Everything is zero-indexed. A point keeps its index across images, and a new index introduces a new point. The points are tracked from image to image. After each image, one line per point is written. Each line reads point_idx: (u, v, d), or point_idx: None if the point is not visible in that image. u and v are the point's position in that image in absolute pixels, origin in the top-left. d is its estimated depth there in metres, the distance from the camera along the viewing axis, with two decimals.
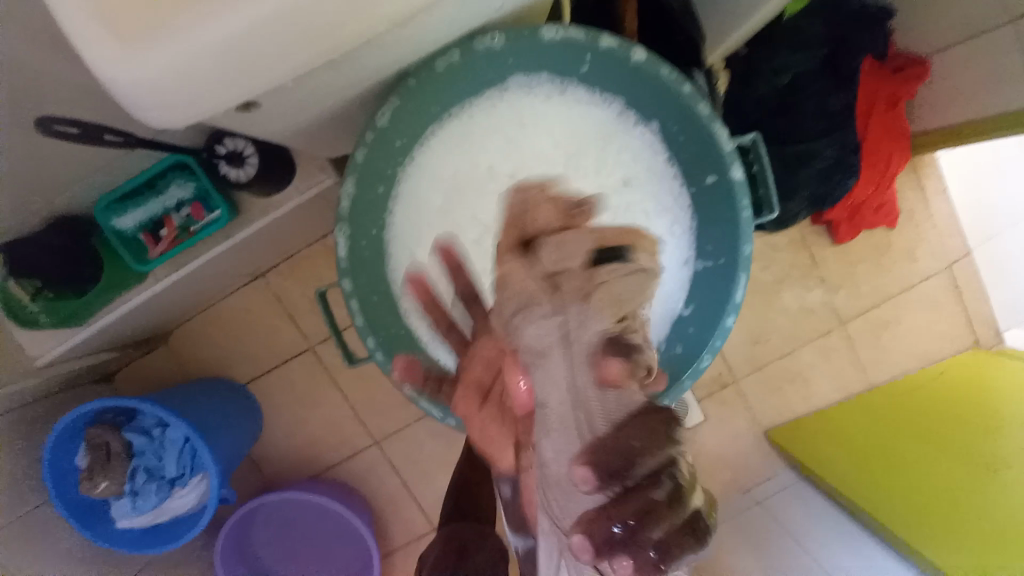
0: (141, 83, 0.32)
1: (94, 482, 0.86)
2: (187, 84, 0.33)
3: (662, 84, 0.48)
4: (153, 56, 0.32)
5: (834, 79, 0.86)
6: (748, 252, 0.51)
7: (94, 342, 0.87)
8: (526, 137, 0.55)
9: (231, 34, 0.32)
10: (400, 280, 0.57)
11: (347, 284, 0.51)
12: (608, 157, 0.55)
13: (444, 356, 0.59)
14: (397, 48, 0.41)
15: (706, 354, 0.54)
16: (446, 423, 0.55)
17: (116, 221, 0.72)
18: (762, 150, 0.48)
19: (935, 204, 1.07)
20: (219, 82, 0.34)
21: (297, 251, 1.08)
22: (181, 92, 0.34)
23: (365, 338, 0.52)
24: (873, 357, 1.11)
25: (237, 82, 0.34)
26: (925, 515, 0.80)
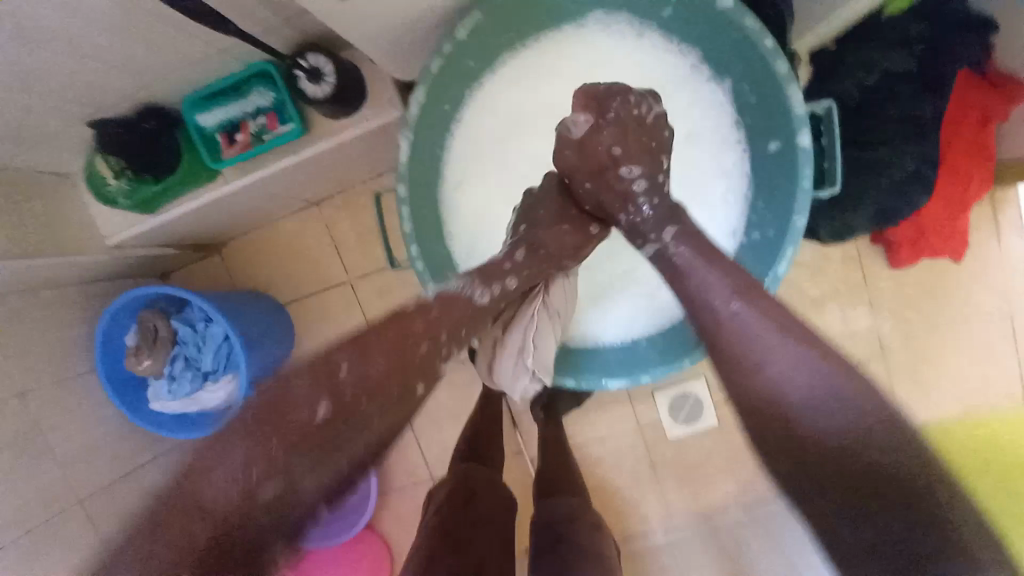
0: None
1: (140, 357, 0.94)
2: None
3: (741, 38, 0.48)
4: None
5: (922, 90, 0.82)
6: (801, 223, 0.49)
7: (159, 233, 0.95)
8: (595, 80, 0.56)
9: None
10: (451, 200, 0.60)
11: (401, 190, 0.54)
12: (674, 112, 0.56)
13: None
14: None
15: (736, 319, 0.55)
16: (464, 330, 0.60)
17: (198, 118, 0.78)
18: (835, 119, 0.48)
19: (1010, 243, 1.00)
20: None
21: (352, 186, 1.12)
22: None
23: (409, 242, 0.55)
24: (912, 392, 1.05)
25: None
26: None
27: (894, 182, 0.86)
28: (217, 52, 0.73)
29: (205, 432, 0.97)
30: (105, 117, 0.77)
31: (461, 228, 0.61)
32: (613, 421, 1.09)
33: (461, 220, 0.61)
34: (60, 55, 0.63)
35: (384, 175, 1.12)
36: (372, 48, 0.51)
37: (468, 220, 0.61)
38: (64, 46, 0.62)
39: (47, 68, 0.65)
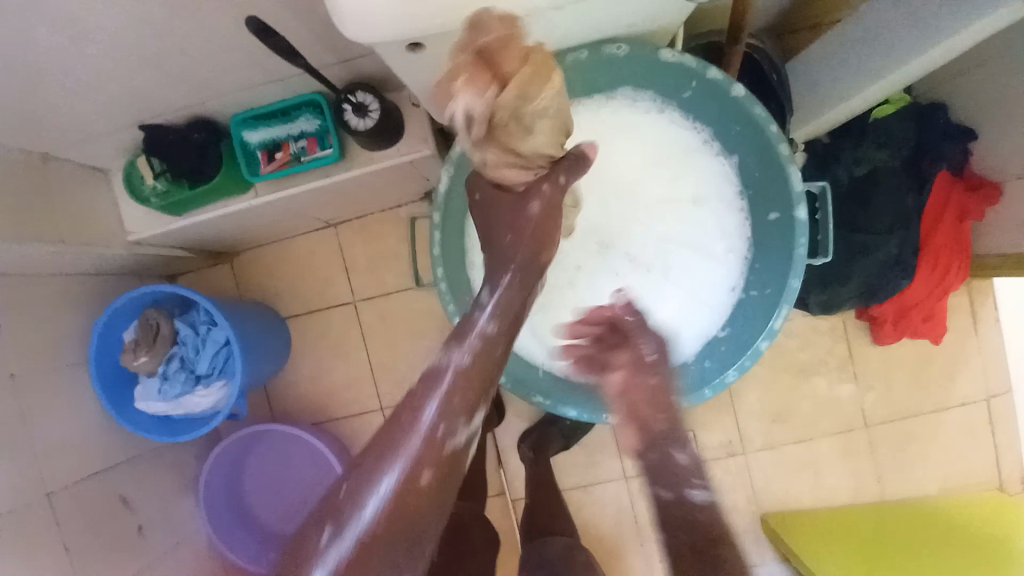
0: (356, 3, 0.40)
1: (136, 353, 0.94)
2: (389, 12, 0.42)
3: (751, 121, 0.55)
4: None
5: (905, 186, 0.91)
6: (795, 287, 0.54)
7: (180, 236, 0.98)
8: (619, 141, 0.62)
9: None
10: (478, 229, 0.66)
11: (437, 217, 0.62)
12: (687, 177, 0.61)
13: None
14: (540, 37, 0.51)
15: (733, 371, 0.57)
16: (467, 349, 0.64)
17: (246, 134, 0.84)
18: (830, 198, 0.53)
19: (985, 332, 1.06)
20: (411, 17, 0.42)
21: (372, 212, 1.18)
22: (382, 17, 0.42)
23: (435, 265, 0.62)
24: (892, 468, 1.08)
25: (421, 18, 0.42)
26: None
27: (878, 264, 0.93)
28: (274, 81, 0.79)
29: (187, 439, 0.96)
30: (154, 123, 0.82)
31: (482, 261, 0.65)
32: (600, 469, 1.09)
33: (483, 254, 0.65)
34: (132, 67, 0.70)
35: (403, 206, 1.17)
36: (425, 95, 0.57)
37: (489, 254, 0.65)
38: (137, 59, 0.69)
39: (117, 76, 0.71)
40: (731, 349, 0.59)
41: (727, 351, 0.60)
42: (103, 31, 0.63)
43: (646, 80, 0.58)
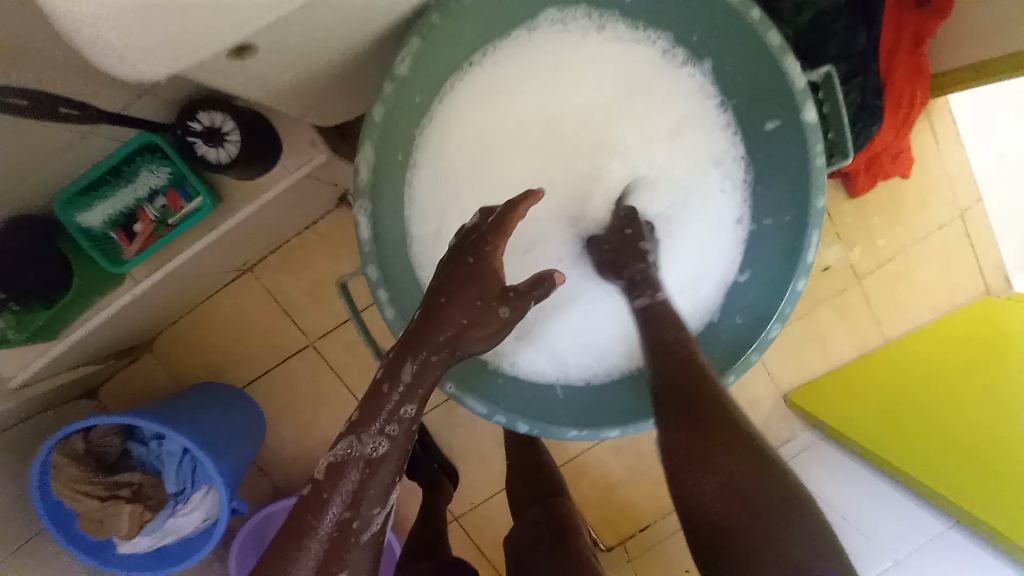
0: (111, 42, 0.26)
1: (113, 509, 0.80)
2: (153, 43, 0.27)
3: (744, 35, 0.44)
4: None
5: (855, 24, 0.83)
6: (821, 206, 0.46)
7: (74, 355, 0.80)
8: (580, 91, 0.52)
9: None
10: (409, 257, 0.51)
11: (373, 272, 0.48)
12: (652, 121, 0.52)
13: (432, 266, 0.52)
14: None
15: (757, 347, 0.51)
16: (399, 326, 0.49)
17: (77, 220, 0.63)
18: (838, 87, 0.43)
19: (947, 150, 1.06)
20: (195, 36, 0.28)
21: (288, 240, 1.00)
22: (152, 47, 0.27)
23: (367, 263, 0.47)
24: (889, 311, 1.10)
25: (203, 29, 0.28)
26: (978, 469, 0.79)
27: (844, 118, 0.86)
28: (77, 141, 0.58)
29: (193, 561, 0.86)
30: None
31: (432, 211, 0.52)
32: None
33: (431, 208, 0.51)
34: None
35: (321, 222, 1.00)
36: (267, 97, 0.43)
37: (438, 204, 0.52)
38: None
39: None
40: (760, 299, 0.52)
41: (758, 298, 0.52)
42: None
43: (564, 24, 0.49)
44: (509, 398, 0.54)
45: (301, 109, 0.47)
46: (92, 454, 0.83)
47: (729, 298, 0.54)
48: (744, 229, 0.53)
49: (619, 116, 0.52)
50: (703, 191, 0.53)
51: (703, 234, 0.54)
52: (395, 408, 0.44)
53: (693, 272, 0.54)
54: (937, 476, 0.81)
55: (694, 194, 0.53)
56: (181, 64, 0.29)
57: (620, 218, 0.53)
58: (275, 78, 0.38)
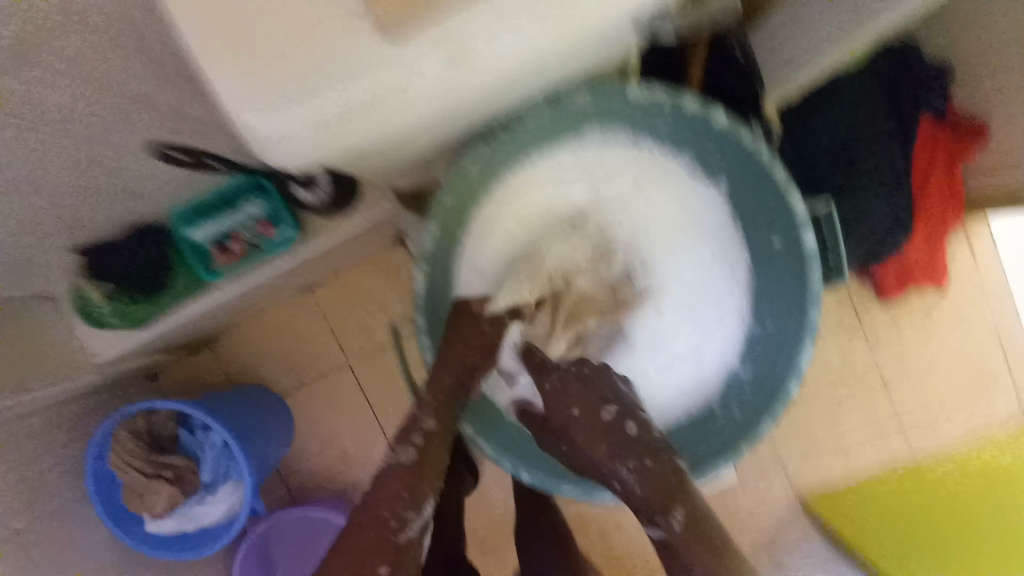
0: (269, 147, 0.38)
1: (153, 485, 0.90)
2: (296, 148, 0.39)
3: (756, 170, 0.53)
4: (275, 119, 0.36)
5: (892, 144, 0.88)
6: (816, 319, 0.53)
7: (151, 343, 0.93)
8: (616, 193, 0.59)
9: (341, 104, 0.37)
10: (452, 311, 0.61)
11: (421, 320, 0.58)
12: (676, 225, 0.58)
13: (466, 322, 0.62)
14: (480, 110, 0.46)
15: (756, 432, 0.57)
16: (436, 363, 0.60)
17: (189, 235, 0.76)
18: (835, 219, 0.52)
19: (985, 268, 1.07)
20: (321, 144, 0.39)
21: (345, 268, 1.12)
22: (294, 150, 0.39)
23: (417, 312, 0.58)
24: (917, 422, 1.08)
25: (328, 141, 0.39)
26: None
27: (874, 226, 0.90)
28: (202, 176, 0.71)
29: (209, 549, 0.94)
30: (93, 243, 0.75)
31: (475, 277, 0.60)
32: None
33: (475, 274, 0.60)
34: (71, 169, 0.61)
35: (376, 256, 1.12)
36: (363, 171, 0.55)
37: (480, 271, 0.60)
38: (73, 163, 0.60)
39: (60, 182, 0.62)
40: (755, 394, 0.57)
41: (753, 395, 0.58)
42: (37, 134, 0.54)
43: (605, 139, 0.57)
44: (515, 449, 0.61)
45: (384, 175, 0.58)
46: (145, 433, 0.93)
47: (728, 390, 0.59)
48: (748, 330, 0.58)
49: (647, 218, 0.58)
50: (716, 291, 0.59)
51: (710, 330, 0.59)
52: (417, 420, 0.55)
53: (700, 362, 0.60)
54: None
55: (704, 291, 0.59)
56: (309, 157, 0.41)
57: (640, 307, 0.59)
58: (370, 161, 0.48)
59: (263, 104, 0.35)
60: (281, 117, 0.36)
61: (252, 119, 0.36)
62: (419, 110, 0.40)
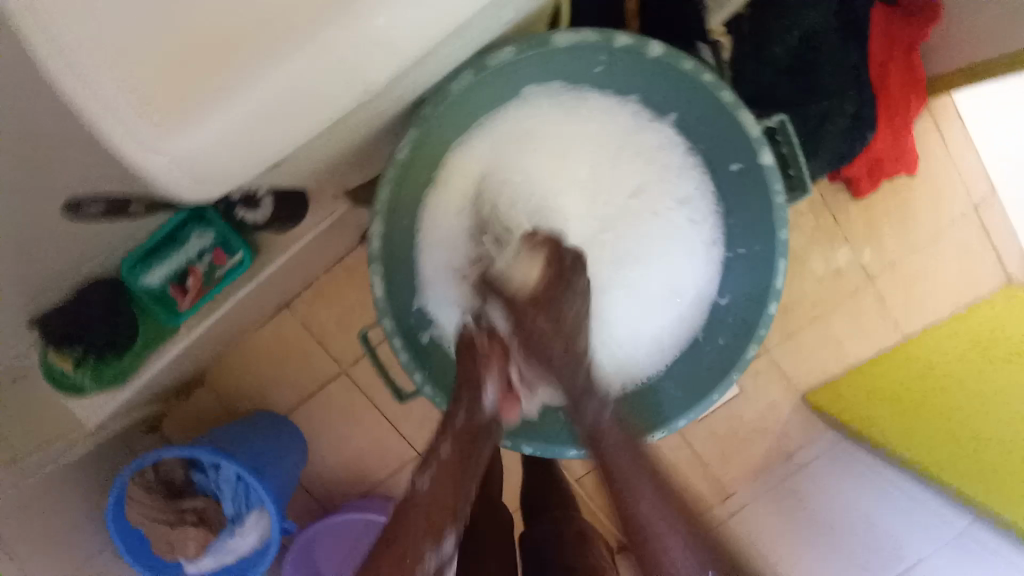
0: (176, 178, 0.32)
1: (182, 532, 0.90)
2: (212, 175, 0.34)
3: (708, 93, 0.50)
4: (175, 147, 0.31)
5: (845, 34, 0.84)
6: (785, 238, 0.52)
7: (139, 395, 0.90)
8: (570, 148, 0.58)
9: (259, 115, 0.32)
10: (416, 298, 0.60)
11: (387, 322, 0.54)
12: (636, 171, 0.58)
13: (432, 306, 0.61)
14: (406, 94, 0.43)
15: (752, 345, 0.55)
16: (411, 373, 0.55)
17: (142, 281, 0.73)
18: (791, 131, 0.49)
19: (955, 144, 1.07)
20: (240, 162, 0.34)
21: (319, 277, 1.10)
22: (212, 176, 0.34)
23: (381, 318, 0.54)
24: (906, 310, 1.09)
25: (246, 159, 0.34)
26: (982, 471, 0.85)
27: (841, 126, 0.87)
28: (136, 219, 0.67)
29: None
30: (44, 313, 0.72)
31: (437, 259, 0.60)
32: None
33: (436, 257, 0.60)
34: None
35: (346, 257, 1.10)
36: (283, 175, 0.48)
37: (442, 251, 0.59)
38: None
39: None
40: (739, 322, 0.57)
41: (735, 320, 0.58)
42: None
43: (542, 84, 0.55)
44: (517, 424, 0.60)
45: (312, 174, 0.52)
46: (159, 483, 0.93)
47: (712, 318, 0.60)
48: (719, 257, 0.59)
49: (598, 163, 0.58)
50: (679, 218, 0.59)
51: (686, 257, 0.59)
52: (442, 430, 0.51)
53: (678, 293, 0.60)
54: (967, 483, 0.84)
55: (669, 221, 0.58)
56: (228, 181, 0.36)
57: (606, 246, 0.59)
58: (288, 170, 0.43)
59: (154, 125, 0.30)
60: (176, 136, 0.30)
61: (141, 144, 0.30)
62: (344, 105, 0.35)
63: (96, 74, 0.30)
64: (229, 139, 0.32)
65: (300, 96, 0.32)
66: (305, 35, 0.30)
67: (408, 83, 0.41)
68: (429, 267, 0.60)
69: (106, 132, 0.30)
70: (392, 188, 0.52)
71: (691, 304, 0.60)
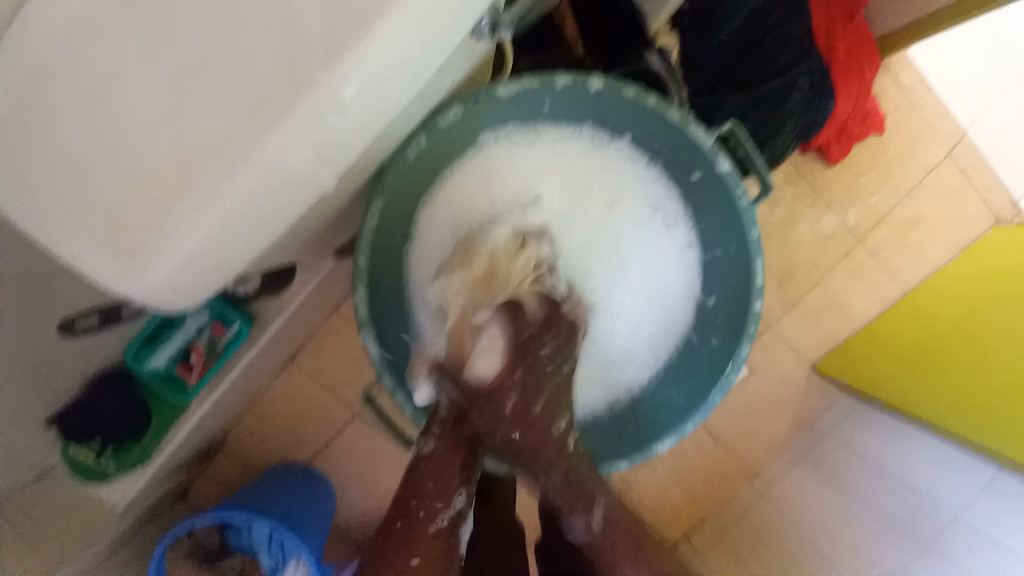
0: (160, 298, 0.35)
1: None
2: (190, 288, 0.36)
3: (653, 114, 0.53)
4: (150, 275, 0.33)
5: (790, 11, 0.86)
6: (757, 237, 0.54)
7: (163, 472, 0.92)
8: (536, 182, 0.61)
9: (222, 231, 0.34)
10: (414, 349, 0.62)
11: (387, 382, 0.57)
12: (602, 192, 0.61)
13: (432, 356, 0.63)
14: (367, 164, 0.45)
15: (744, 343, 0.57)
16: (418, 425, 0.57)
17: (148, 364, 0.75)
18: (742, 134, 0.52)
19: (919, 95, 1.08)
20: (217, 272, 0.37)
21: (320, 326, 1.12)
22: (190, 290, 0.36)
23: (382, 377, 0.56)
24: (900, 264, 1.10)
25: (222, 265, 0.37)
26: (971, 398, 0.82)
27: (801, 97, 0.87)
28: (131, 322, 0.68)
29: None
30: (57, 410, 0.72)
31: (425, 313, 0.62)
32: None
33: (423, 311, 0.62)
34: None
35: (343, 303, 1.12)
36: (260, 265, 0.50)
37: (428, 303, 0.62)
38: None
39: None
40: (728, 322, 0.60)
41: (723, 320, 0.60)
42: None
43: (496, 129, 0.58)
44: None
45: (293, 251, 0.55)
46: (197, 549, 0.95)
47: (701, 321, 0.62)
48: (697, 261, 0.61)
49: (568, 192, 0.61)
50: (654, 232, 0.62)
51: (668, 265, 0.63)
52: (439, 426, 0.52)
53: (666, 300, 0.63)
54: (959, 423, 0.81)
55: (644, 236, 0.62)
56: (210, 288, 0.38)
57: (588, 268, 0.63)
58: (269, 256, 0.45)
59: (133, 260, 0.33)
60: (151, 266, 0.33)
61: (125, 279, 0.33)
62: (303, 197, 0.37)
63: (80, 229, 0.33)
64: (200, 257, 0.34)
65: (259, 203, 0.34)
66: (253, 152, 0.31)
67: (367, 159, 0.42)
68: (422, 318, 0.62)
69: (100, 272, 0.34)
70: (370, 253, 0.54)
71: (679, 311, 0.63)
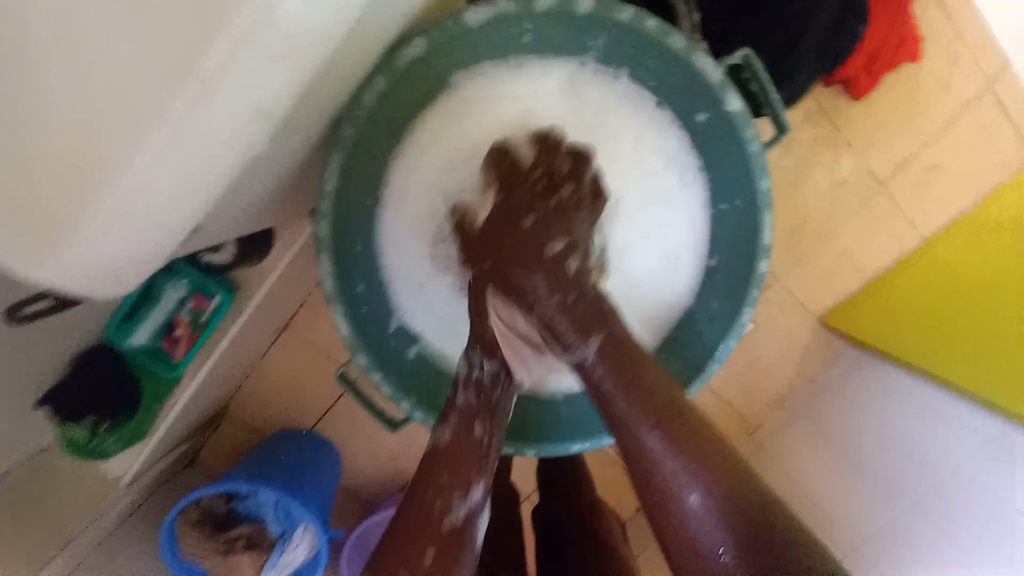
0: (87, 282, 0.30)
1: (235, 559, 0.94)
2: (125, 268, 0.31)
3: (649, 40, 0.47)
4: (68, 254, 0.28)
5: None
6: (767, 187, 0.49)
7: (165, 443, 0.93)
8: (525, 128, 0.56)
9: (147, 199, 0.28)
10: (393, 320, 0.59)
11: (362, 359, 0.54)
12: (599, 138, 0.56)
13: (414, 326, 0.60)
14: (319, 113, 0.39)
15: (747, 308, 0.53)
16: (398, 403, 0.55)
17: (130, 341, 0.73)
18: (757, 64, 0.45)
19: (957, 17, 0.97)
20: (153, 247, 0.32)
21: (311, 293, 1.09)
22: (125, 270, 0.31)
23: (356, 353, 0.53)
24: (922, 209, 1.02)
25: (157, 240, 0.32)
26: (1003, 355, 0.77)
27: (826, 20, 0.77)
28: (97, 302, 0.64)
29: None
30: None
31: (402, 280, 0.59)
32: None
33: (400, 279, 0.59)
34: None
35: None
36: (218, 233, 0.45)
37: (405, 269, 0.59)
38: None
39: None
40: (730, 284, 0.55)
41: (726, 281, 0.56)
42: None
43: (472, 67, 0.53)
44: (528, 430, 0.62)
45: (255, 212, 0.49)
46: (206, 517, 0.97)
47: (704, 285, 0.58)
48: (705, 216, 0.56)
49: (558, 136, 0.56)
50: (658, 182, 0.57)
51: (674, 219, 0.57)
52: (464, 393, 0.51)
53: (671, 258, 0.58)
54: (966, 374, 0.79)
55: (645, 187, 0.57)
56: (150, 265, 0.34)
57: None
58: (215, 221, 0.40)
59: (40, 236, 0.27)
60: (64, 243, 0.28)
61: (31, 260, 0.28)
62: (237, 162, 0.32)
63: None
64: (123, 239, 0.29)
65: (189, 164, 0.29)
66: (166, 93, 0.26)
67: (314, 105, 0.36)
68: (400, 284, 0.59)
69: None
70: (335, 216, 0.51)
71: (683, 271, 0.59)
